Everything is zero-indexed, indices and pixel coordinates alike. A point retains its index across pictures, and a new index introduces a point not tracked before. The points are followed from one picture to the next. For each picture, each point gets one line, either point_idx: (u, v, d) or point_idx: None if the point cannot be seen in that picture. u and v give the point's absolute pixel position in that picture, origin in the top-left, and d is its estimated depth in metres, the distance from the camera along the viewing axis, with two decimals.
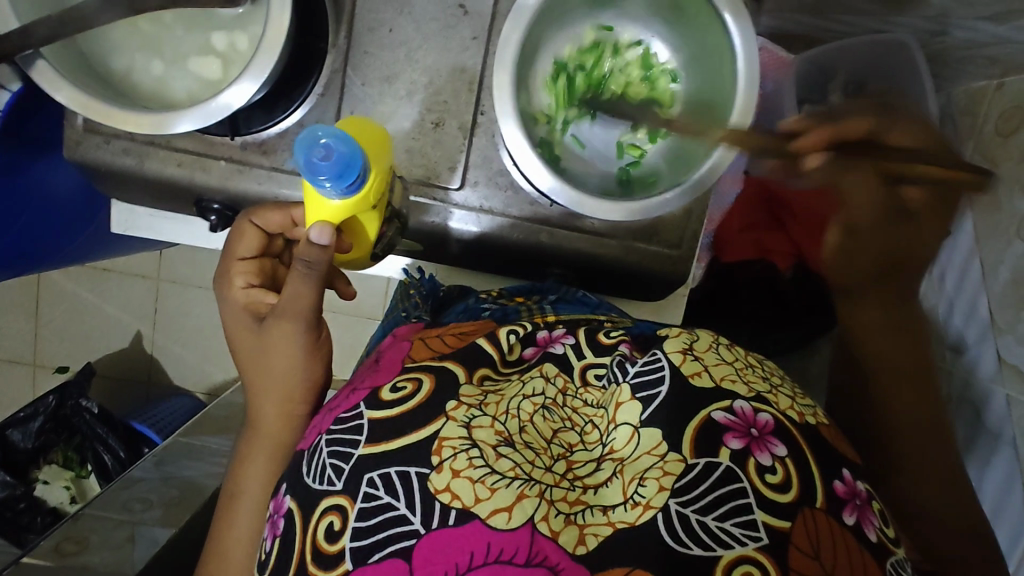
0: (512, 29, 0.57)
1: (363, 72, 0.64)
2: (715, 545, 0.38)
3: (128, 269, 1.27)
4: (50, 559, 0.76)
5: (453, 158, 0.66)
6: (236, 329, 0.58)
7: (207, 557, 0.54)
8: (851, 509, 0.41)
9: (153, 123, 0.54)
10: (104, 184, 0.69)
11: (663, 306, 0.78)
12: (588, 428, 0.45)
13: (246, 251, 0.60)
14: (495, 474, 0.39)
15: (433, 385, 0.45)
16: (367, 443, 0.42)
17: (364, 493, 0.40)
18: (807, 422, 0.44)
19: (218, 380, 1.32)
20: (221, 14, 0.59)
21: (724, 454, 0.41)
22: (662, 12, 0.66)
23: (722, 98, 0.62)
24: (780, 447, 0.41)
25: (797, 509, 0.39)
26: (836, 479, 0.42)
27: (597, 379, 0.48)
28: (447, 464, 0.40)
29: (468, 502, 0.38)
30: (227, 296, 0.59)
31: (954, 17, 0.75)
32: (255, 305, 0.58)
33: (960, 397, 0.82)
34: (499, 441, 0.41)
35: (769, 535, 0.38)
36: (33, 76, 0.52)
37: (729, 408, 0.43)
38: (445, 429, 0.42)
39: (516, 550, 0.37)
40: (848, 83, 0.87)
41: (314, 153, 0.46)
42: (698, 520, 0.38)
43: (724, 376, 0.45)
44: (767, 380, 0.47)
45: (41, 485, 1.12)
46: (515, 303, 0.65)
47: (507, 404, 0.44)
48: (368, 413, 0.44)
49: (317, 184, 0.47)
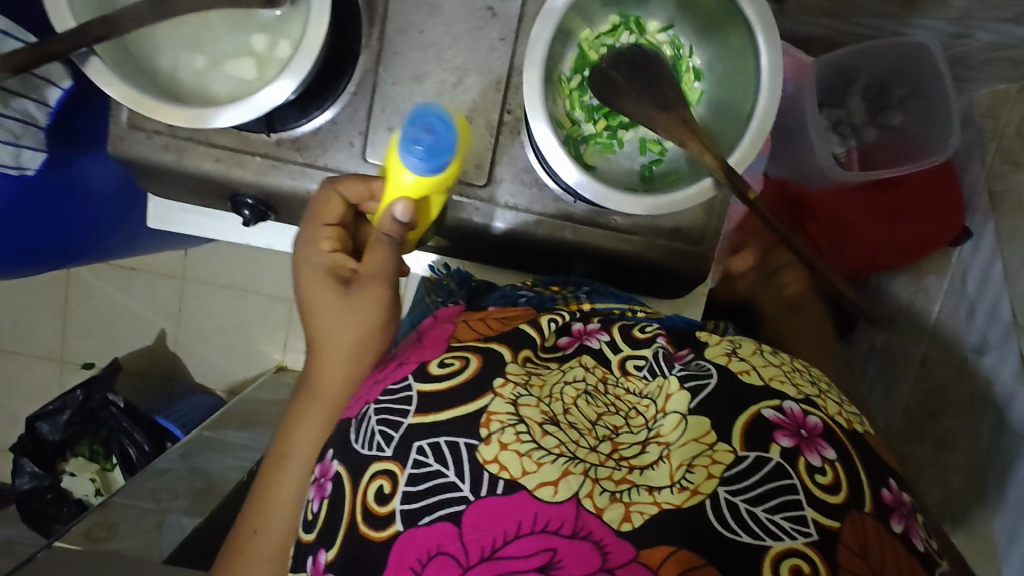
0: (542, 28, 0.59)
1: (393, 72, 0.66)
2: (764, 535, 0.39)
3: (154, 268, 1.31)
4: (82, 544, 0.79)
5: (480, 155, 0.67)
6: (316, 289, 0.57)
7: (249, 508, 0.55)
8: (898, 518, 0.41)
9: (194, 118, 0.57)
10: (144, 179, 0.71)
11: (686, 304, 0.79)
12: (632, 413, 0.46)
13: (336, 216, 0.59)
14: (541, 449, 0.41)
15: (480, 362, 0.46)
16: (417, 413, 0.44)
17: (414, 459, 0.43)
18: (854, 430, 0.45)
19: (238, 378, 1.34)
20: (261, 17, 0.62)
21: (774, 450, 0.42)
22: (694, 15, 0.67)
23: (745, 96, 0.64)
24: (829, 450, 0.42)
25: (846, 510, 0.40)
26: (883, 488, 0.42)
27: (637, 369, 0.49)
28: (495, 437, 0.42)
29: (516, 473, 0.40)
30: (311, 256, 0.59)
31: (976, 19, 0.77)
32: (338, 269, 0.58)
33: (984, 400, 0.81)
34: (545, 419, 0.43)
35: (818, 532, 0.39)
36: (87, 72, 0.55)
37: (779, 407, 0.44)
38: (494, 404, 0.43)
39: (563, 523, 0.38)
40: (868, 87, 0.90)
41: (412, 128, 0.54)
42: (747, 509, 0.40)
43: (773, 377, 0.46)
44: (815, 385, 0.47)
45: (67, 476, 1.16)
46: (551, 292, 0.66)
47: (551, 387, 0.46)
48: (418, 386, 0.46)
49: (409, 153, 0.54)
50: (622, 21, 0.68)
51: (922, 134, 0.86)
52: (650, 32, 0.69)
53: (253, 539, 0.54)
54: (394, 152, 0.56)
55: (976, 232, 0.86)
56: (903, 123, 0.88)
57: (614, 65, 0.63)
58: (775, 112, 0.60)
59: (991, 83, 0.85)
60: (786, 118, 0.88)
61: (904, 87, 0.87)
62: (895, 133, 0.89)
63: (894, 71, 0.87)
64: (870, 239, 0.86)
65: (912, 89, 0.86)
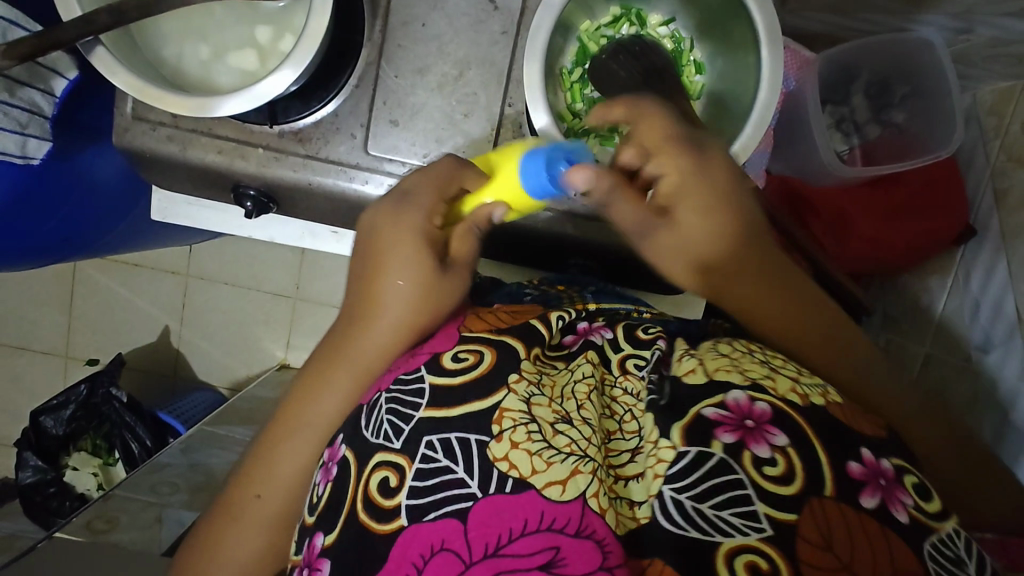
0: (543, 19, 0.59)
1: (396, 65, 0.66)
2: (713, 531, 0.40)
3: (158, 265, 1.32)
4: (83, 535, 0.80)
5: (481, 148, 0.67)
6: (410, 257, 0.51)
7: (249, 472, 0.54)
8: (871, 491, 0.41)
9: (197, 107, 0.57)
10: (148, 171, 0.72)
11: (684, 303, 0.80)
12: (626, 418, 0.47)
13: (454, 191, 0.53)
14: (552, 449, 0.42)
15: (494, 358, 0.47)
16: (428, 407, 0.45)
17: (424, 454, 0.43)
18: (810, 403, 0.45)
19: (241, 375, 1.35)
20: (265, 9, 0.62)
21: (716, 447, 0.42)
22: (696, 10, 0.67)
23: (746, 88, 0.64)
24: (778, 437, 0.42)
25: (803, 500, 0.40)
26: (852, 461, 0.42)
27: (636, 368, 0.50)
28: (507, 435, 0.43)
29: (525, 472, 0.41)
30: (419, 221, 0.52)
31: (980, 13, 0.80)
32: (435, 244, 0.53)
33: (987, 399, 0.78)
34: (556, 418, 0.44)
35: (772, 526, 0.40)
36: (92, 61, 0.56)
37: (721, 403, 0.44)
38: (507, 401, 0.44)
39: (568, 521, 0.39)
40: (870, 84, 0.90)
41: (560, 150, 0.49)
42: (694, 506, 0.41)
43: (718, 368, 0.47)
44: (765, 366, 0.48)
45: (70, 470, 1.17)
46: (555, 291, 0.66)
47: (562, 388, 0.47)
48: (430, 378, 0.46)
49: (536, 182, 0.49)
50: (624, 12, 0.68)
51: (925, 133, 0.85)
52: (652, 25, 0.69)
53: (251, 503, 0.53)
54: (522, 155, 0.50)
55: (979, 232, 0.83)
56: (905, 121, 0.88)
57: (613, 56, 0.63)
58: (775, 105, 0.60)
59: (995, 80, 0.82)
60: (788, 114, 0.88)
61: (906, 85, 0.87)
62: (896, 131, 0.89)
63: (897, 69, 0.87)
64: (871, 234, 0.84)
65: (915, 87, 0.86)
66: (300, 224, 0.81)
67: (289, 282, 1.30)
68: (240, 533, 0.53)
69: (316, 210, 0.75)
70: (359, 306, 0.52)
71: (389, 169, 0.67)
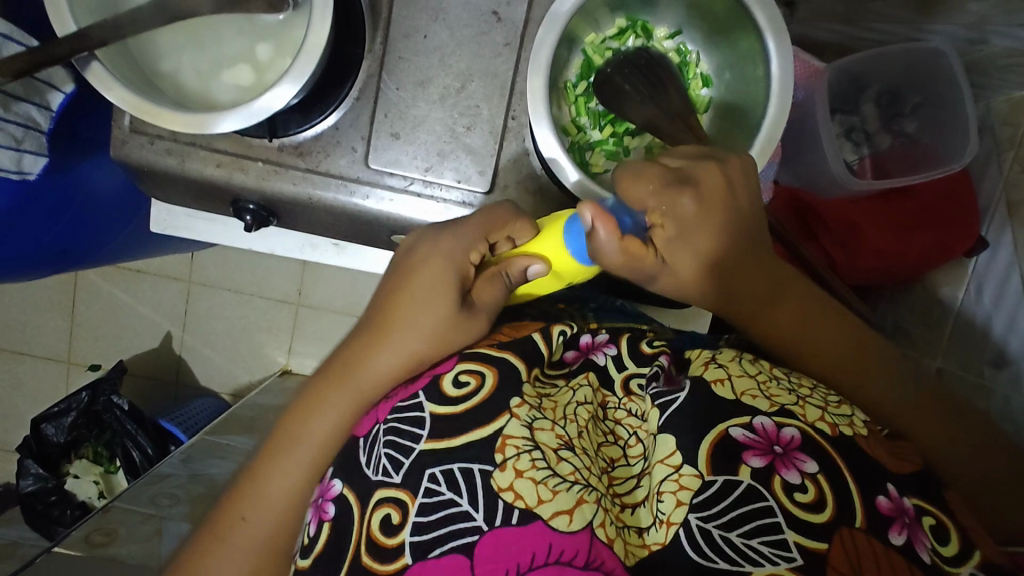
0: (547, 32, 0.58)
1: (397, 77, 0.65)
2: (742, 561, 0.39)
3: (161, 271, 1.31)
4: (82, 548, 0.80)
5: (484, 162, 0.66)
6: (439, 283, 0.51)
7: (238, 494, 0.53)
8: (898, 528, 0.40)
9: (195, 123, 0.56)
10: (147, 183, 0.71)
11: (689, 316, 0.73)
12: (631, 441, 0.47)
13: (499, 237, 0.53)
14: (556, 477, 0.41)
15: (495, 379, 0.45)
16: (429, 439, 0.44)
17: (426, 488, 0.42)
18: (840, 433, 0.44)
19: (244, 382, 1.34)
20: (265, 23, 0.61)
21: (744, 472, 0.41)
22: (702, 20, 0.66)
23: (756, 99, 0.62)
24: (809, 464, 0.42)
25: (834, 528, 0.40)
26: (880, 495, 0.41)
27: (640, 389, 0.49)
28: (510, 463, 0.41)
29: (531, 502, 0.40)
30: (455, 249, 0.52)
31: (994, 24, 0.79)
32: (466, 279, 0.52)
33: (1000, 414, 0.76)
34: (560, 444, 0.43)
35: (802, 556, 0.38)
36: (87, 76, 0.55)
37: (749, 424, 0.43)
38: (509, 427, 0.43)
39: (576, 553, 0.38)
40: (881, 94, 0.88)
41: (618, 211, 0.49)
42: (721, 535, 0.40)
43: (745, 390, 0.46)
44: (792, 392, 0.47)
45: (71, 478, 1.16)
46: (556, 309, 0.64)
47: (564, 409, 0.46)
48: (429, 407, 0.45)
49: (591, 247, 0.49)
50: (629, 25, 0.67)
51: (937, 143, 0.83)
52: (659, 38, 0.68)
53: (238, 526, 0.52)
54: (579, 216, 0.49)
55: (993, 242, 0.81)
56: (916, 131, 0.86)
57: (619, 69, 0.61)
58: (786, 118, 0.59)
59: (1009, 89, 0.82)
60: (797, 124, 0.87)
61: (918, 95, 0.86)
62: (908, 141, 0.87)
63: (909, 78, 0.85)
64: (885, 247, 0.81)
65: (927, 96, 0.85)
66: (300, 236, 0.80)
67: (291, 289, 1.30)
68: (226, 558, 0.52)
69: (316, 224, 0.74)
70: (377, 329, 0.52)
71: (389, 183, 0.66)
